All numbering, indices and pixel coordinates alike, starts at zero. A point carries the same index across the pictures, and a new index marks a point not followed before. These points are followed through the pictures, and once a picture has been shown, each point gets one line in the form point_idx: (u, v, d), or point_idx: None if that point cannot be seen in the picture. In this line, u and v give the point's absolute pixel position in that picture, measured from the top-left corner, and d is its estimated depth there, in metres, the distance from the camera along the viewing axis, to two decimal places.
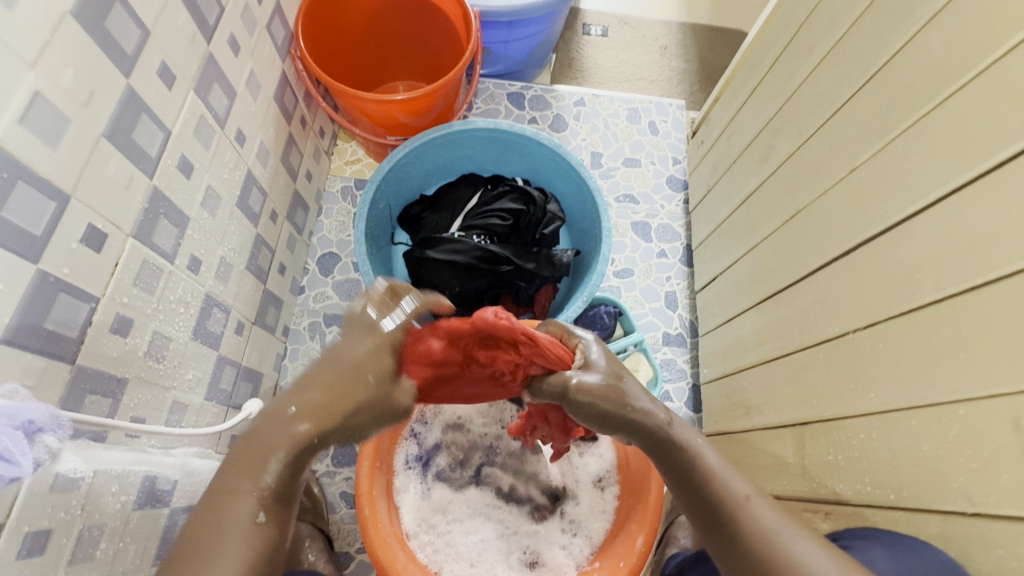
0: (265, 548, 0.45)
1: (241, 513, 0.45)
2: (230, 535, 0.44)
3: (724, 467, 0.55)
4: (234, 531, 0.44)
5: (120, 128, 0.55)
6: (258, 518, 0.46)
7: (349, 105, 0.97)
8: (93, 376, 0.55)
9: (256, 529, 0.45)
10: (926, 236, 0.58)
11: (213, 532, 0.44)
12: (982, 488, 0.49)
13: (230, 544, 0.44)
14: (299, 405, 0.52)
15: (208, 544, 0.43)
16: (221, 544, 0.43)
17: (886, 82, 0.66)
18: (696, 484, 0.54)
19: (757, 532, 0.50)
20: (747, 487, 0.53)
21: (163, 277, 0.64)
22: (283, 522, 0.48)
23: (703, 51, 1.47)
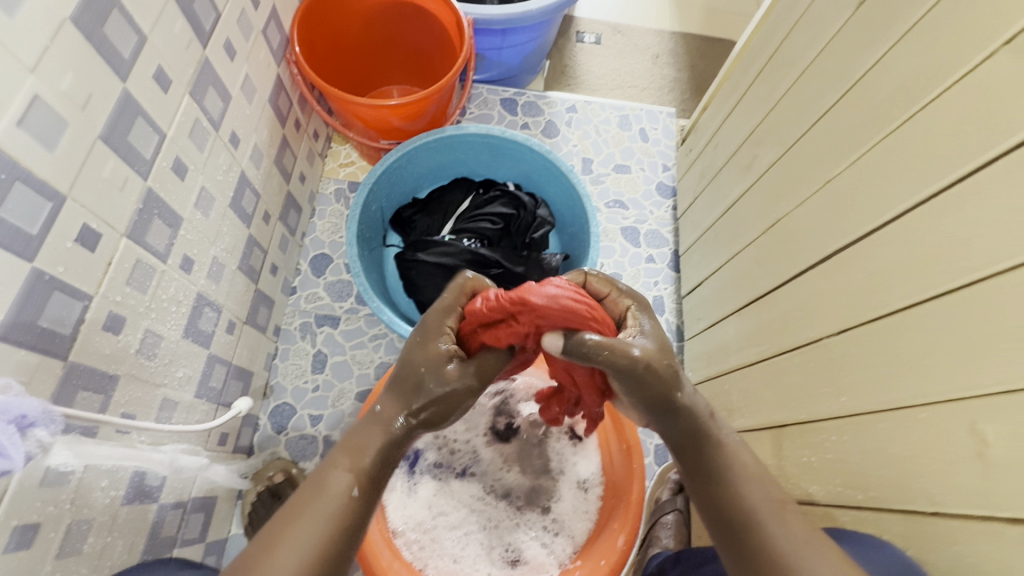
0: (351, 520, 0.51)
1: (339, 486, 0.52)
2: (328, 501, 0.51)
3: (759, 468, 0.56)
4: (330, 500, 0.51)
5: (116, 131, 0.56)
6: (352, 494, 0.52)
7: (343, 109, 0.99)
8: (86, 373, 0.56)
9: (349, 501, 0.51)
10: (897, 246, 0.60)
11: (313, 495, 0.51)
12: (942, 488, 0.52)
13: (325, 510, 0.50)
14: (385, 405, 0.59)
15: (308, 505, 0.51)
16: (317, 508, 0.50)
17: (861, 97, 0.69)
18: (725, 477, 0.55)
19: (776, 532, 0.50)
20: (781, 493, 0.54)
21: (156, 276, 0.65)
22: (373, 502, 0.54)
23: (694, 60, 1.50)
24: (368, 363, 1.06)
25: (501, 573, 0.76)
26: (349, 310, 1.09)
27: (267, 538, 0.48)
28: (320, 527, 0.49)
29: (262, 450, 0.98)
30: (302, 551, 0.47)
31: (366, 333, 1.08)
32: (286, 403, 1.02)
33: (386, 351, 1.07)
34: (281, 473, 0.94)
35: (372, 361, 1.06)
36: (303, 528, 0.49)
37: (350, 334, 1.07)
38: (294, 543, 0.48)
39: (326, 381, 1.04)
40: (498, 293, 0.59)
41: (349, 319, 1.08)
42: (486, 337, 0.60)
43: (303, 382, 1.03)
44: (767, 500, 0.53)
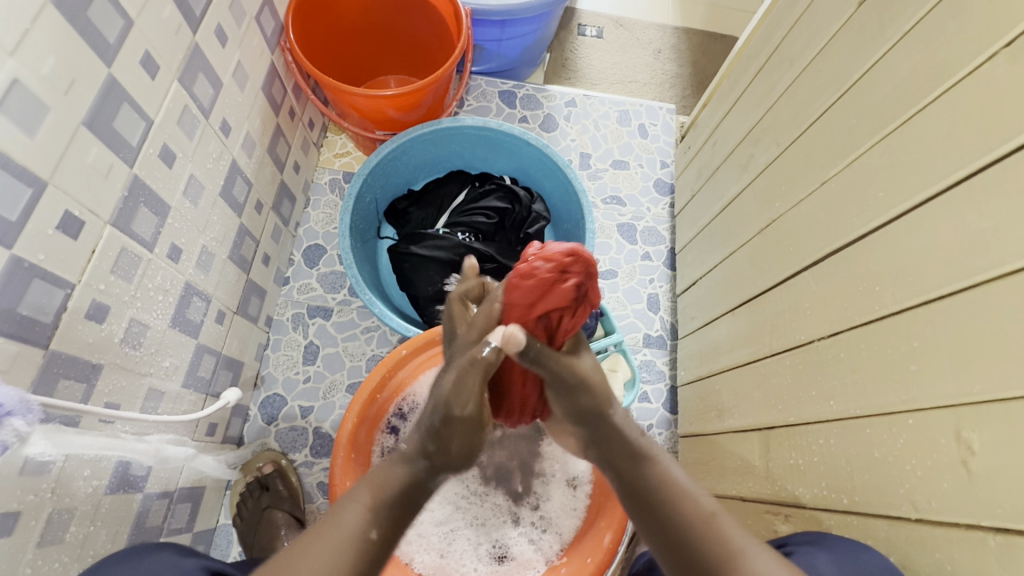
0: (361, 562, 0.50)
1: (357, 525, 0.52)
2: (345, 541, 0.50)
3: (690, 482, 0.58)
4: (348, 540, 0.51)
5: (100, 117, 0.55)
6: (369, 535, 0.52)
7: (339, 98, 0.98)
8: (68, 361, 0.56)
9: (364, 543, 0.51)
10: (891, 249, 0.59)
11: (334, 528, 0.52)
12: (925, 494, 0.51)
13: (340, 551, 0.50)
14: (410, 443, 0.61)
15: (328, 540, 0.50)
16: (332, 543, 0.50)
17: (859, 97, 0.68)
18: (660, 495, 0.56)
19: (722, 546, 0.52)
20: (713, 503, 0.56)
21: (142, 265, 0.64)
22: (387, 548, 0.53)
23: (696, 56, 1.48)
24: (360, 355, 1.05)
25: (488, 569, 0.77)
26: (342, 302, 1.08)
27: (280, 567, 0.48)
28: (338, 561, 0.49)
29: (252, 441, 0.98)
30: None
31: (358, 325, 1.07)
32: (277, 394, 1.01)
33: (378, 343, 1.06)
34: (270, 464, 0.95)
35: (364, 354, 1.05)
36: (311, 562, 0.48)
37: (342, 327, 1.07)
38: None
39: (317, 373, 1.03)
40: (541, 255, 0.52)
41: (342, 311, 1.08)
42: (536, 308, 0.54)
43: (294, 374, 1.03)
44: (703, 513, 0.54)
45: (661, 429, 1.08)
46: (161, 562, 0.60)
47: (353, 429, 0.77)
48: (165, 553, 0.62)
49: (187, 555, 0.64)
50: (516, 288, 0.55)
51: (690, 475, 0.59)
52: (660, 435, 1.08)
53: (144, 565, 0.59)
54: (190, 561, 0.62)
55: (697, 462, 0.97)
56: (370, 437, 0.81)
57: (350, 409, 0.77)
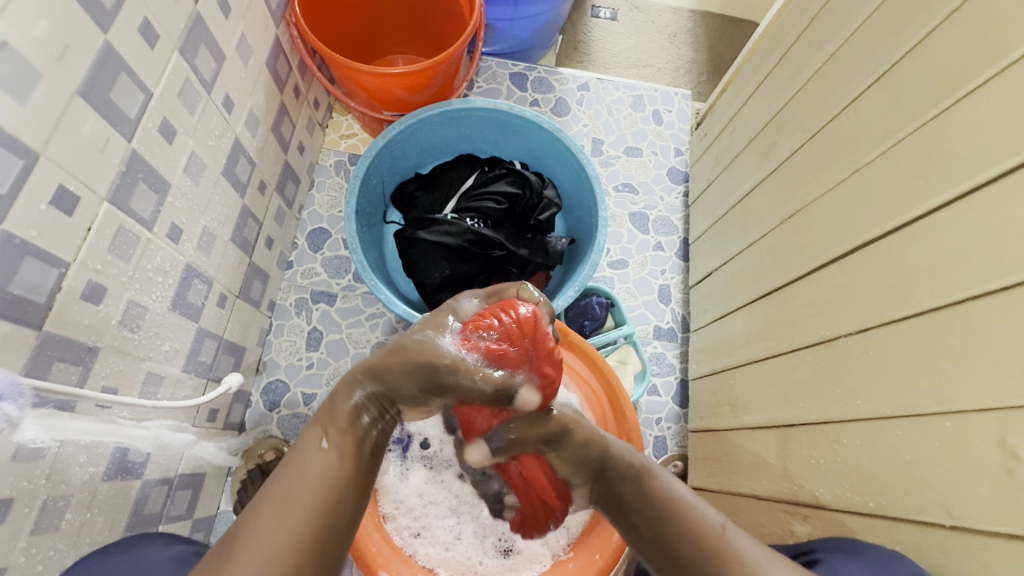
0: (326, 476, 0.48)
1: (310, 449, 0.50)
2: (301, 460, 0.49)
3: (691, 495, 0.56)
4: (305, 460, 0.49)
5: (96, 87, 0.52)
6: (322, 446, 0.50)
7: (346, 76, 0.94)
8: (63, 344, 0.53)
9: (320, 455, 0.49)
10: (928, 241, 0.56)
11: (290, 461, 0.50)
12: (961, 500, 0.49)
13: (300, 472, 0.48)
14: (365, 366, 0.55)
15: (286, 466, 0.49)
16: (292, 467, 0.49)
17: (896, 81, 0.64)
18: (664, 510, 0.54)
19: (733, 558, 0.49)
20: (720, 516, 0.53)
21: (141, 245, 0.62)
22: (347, 457, 0.50)
23: (712, 41, 1.43)
24: (364, 342, 1.03)
25: (494, 563, 0.75)
26: (346, 288, 1.06)
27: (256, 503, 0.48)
28: (299, 488, 0.47)
29: (253, 428, 0.96)
30: (287, 512, 0.46)
31: (362, 311, 1.05)
32: (279, 379, 0.99)
33: (383, 331, 1.04)
34: (272, 450, 0.93)
35: (368, 341, 1.03)
36: (280, 493, 0.47)
37: (347, 313, 1.04)
38: (273, 507, 0.46)
39: (320, 359, 1.01)
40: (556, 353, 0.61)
41: (346, 297, 1.05)
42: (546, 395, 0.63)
43: (297, 360, 1.00)
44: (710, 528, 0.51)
45: (670, 423, 1.06)
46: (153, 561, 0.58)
47: None
48: (151, 545, 0.61)
49: (174, 543, 0.62)
50: (552, 392, 0.60)
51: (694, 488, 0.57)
52: (669, 429, 1.06)
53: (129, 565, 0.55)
54: (177, 551, 0.61)
55: (708, 457, 0.95)
56: None
57: None
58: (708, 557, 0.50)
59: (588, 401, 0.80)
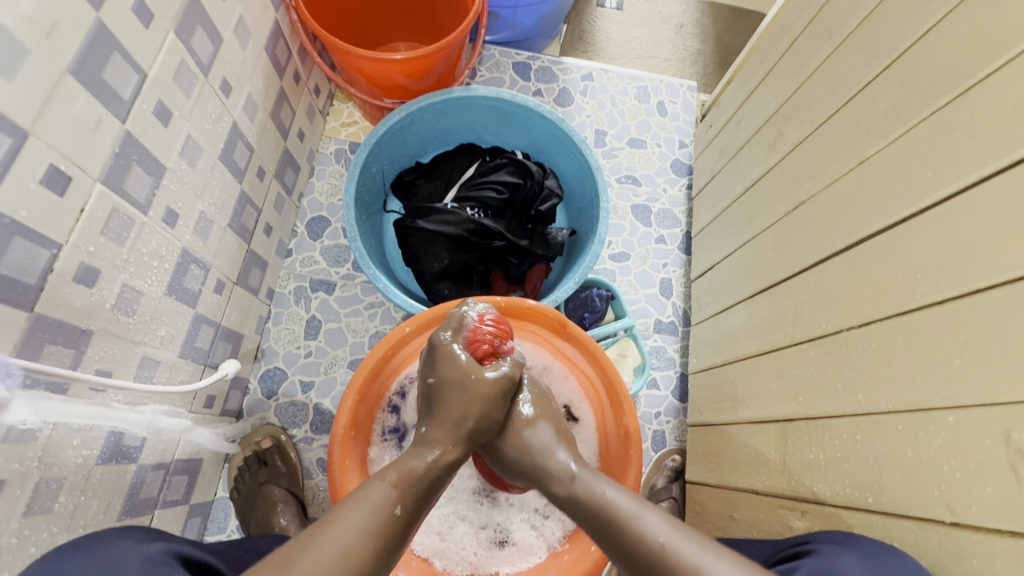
0: (382, 542, 0.49)
1: (379, 506, 0.51)
2: (368, 514, 0.50)
3: (635, 508, 0.54)
4: (372, 517, 0.50)
5: (87, 65, 0.51)
6: (394, 511, 0.51)
7: (346, 62, 0.93)
8: (54, 326, 0.53)
9: (388, 519, 0.51)
10: (935, 233, 0.55)
11: (353, 507, 0.51)
12: (964, 498, 0.48)
13: (364, 527, 0.49)
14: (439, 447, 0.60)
15: (350, 515, 0.50)
16: (357, 518, 0.50)
17: (906, 69, 0.63)
18: (615, 531, 0.53)
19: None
20: (664, 530, 0.51)
21: (136, 228, 0.61)
22: (405, 533, 0.52)
23: (720, 32, 1.41)
24: (363, 331, 1.03)
25: (487, 554, 0.74)
26: (345, 277, 1.05)
27: (305, 545, 0.47)
28: (358, 544, 0.48)
29: (251, 414, 0.96)
30: (339, 565, 0.46)
31: (361, 301, 1.04)
32: (277, 367, 0.99)
33: (382, 320, 1.04)
34: (269, 438, 0.94)
35: (367, 330, 1.03)
36: (339, 546, 0.47)
37: (346, 302, 1.04)
38: (327, 557, 0.46)
39: (318, 348, 1.01)
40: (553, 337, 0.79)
41: (345, 286, 1.05)
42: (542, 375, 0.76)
43: (295, 348, 1.00)
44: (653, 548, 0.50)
45: (669, 417, 1.06)
46: (122, 550, 0.51)
47: (352, 407, 0.74)
48: (125, 539, 0.53)
49: (151, 540, 0.54)
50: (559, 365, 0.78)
51: (639, 497, 0.55)
52: (668, 423, 1.06)
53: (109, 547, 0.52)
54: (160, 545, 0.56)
55: (706, 452, 0.94)
56: (372, 413, 0.78)
57: (349, 387, 0.73)
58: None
59: (588, 392, 0.81)
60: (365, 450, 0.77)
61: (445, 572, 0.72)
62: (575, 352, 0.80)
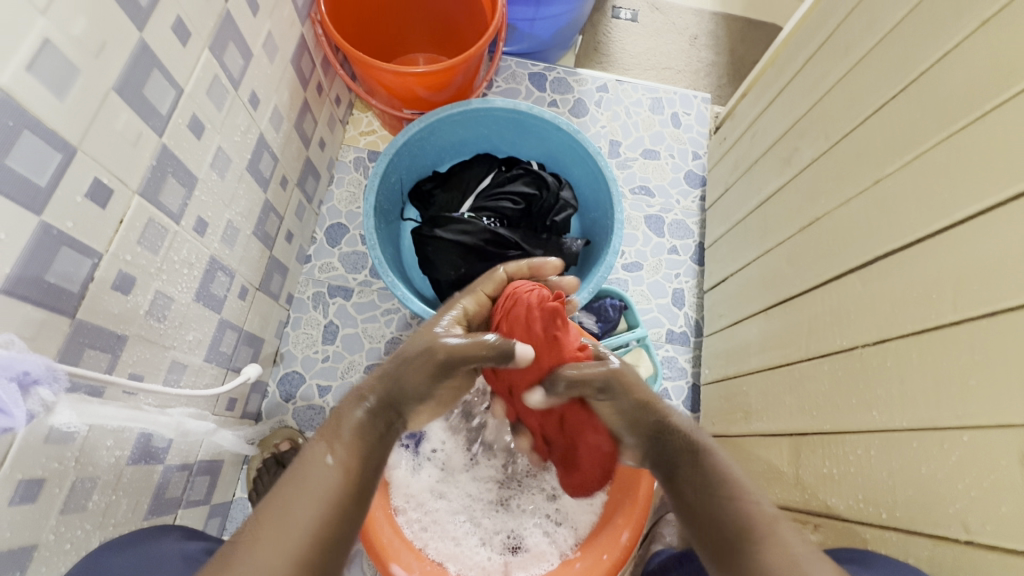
0: (325, 492, 0.49)
1: (314, 461, 0.51)
2: (305, 474, 0.50)
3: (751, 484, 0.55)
4: (311, 477, 0.50)
5: (130, 83, 0.54)
6: (326, 460, 0.51)
7: (368, 75, 0.95)
8: (93, 332, 0.55)
9: (323, 470, 0.50)
10: (949, 253, 0.56)
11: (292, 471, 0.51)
12: (980, 516, 0.49)
13: (305, 487, 0.49)
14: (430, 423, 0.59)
15: (285, 484, 0.50)
16: (293, 485, 0.49)
17: (923, 90, 0.64)
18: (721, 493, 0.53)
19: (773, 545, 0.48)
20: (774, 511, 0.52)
21: (169, 237, 0.63)
22: (349, 475, 0.51)
23: (734, 44, 1.42)
24: (379, 337, 1.04)
25: (501, 559, 0.75)
26: (363, 283, 1.07)
27: (254, 521, 0.47)
28: (299, 501, 0.48)
29: (270, 417, 0.98)
30: (287, 531, 0.46)
31: (378, 307, 1.06)
32: (295, 371, 1.01)
33: (398, 326, 1.05)
34: (287, 441, 0.95)
35: (383, 336, 1.05)
36: (280, 510, 0.47)
37: (363, 308, 1.06)
38: (271, 527, 0.46)
39: (335, 353, 1.03)
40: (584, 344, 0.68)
41: (362, 292, 1.07)
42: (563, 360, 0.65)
43: (313, 352, 1.02)
44: (760, 520, 0.51)
45: None
46: (164, 548, 0.60)
47: None
48: (170, 537, 0.63)
49: (190, 539, 0.64)
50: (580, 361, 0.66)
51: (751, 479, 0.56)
52: None
53: (150, 546, 0.60)
54: (193, 544, 0.63)
55: None
56: None
57: None
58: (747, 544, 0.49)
59: None
60: None
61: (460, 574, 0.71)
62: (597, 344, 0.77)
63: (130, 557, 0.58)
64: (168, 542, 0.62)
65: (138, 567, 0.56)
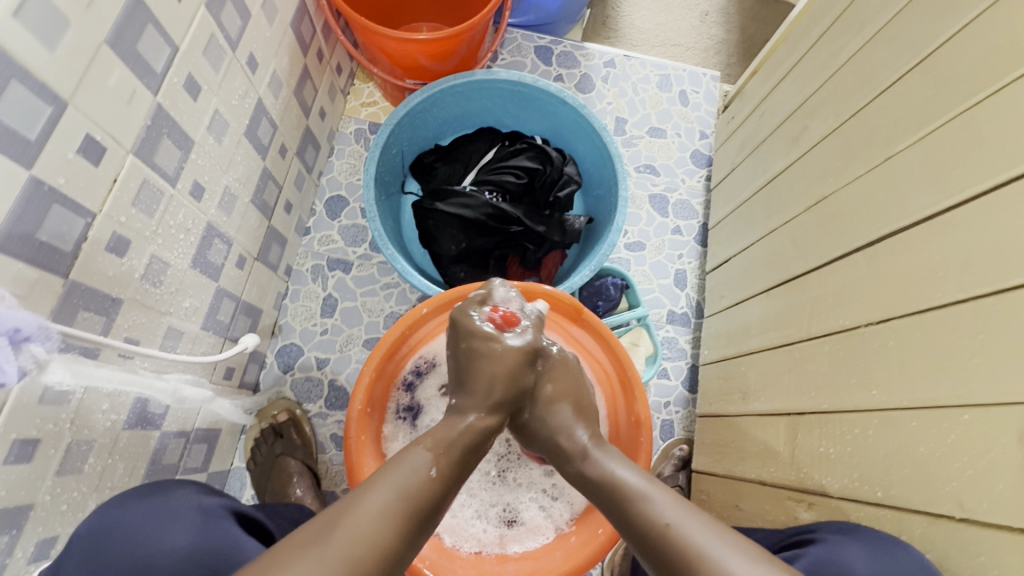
0: (424, 499, 0.49)
1: (418, 465, 0.51)
2: (408, 476, 0.50)
3: (645, 488, 0.54)
4: (410, 484, 0.50)
5: (123, 37, 0.52)
6: (430, 474, 0.51)
7: (369, 41, 0.93)
8: (87, 293, 0.54)
9: (428, 480, 0.51)
10: (957, 233, 0.55)
11: (392, 468, 0.51)
12: (975, 494, 0.49)
13: (404, 490, 0.49)
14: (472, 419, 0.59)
15: (382, 483, 0.50)
16: (394, 484, 0.50)
17: (942, 62, 0.61)
18: (626, 511, 0.53)
19: (686, 559, 0.47)
20: (669, 513, 0.50)
21: (164, 201, 0.62)
22: (444, 495, 0.52)
23: (745, 21, 1.38)
24: (378, 311, 1.04)
25: (496, 531, 0.76)
26: (362, 257, 1.06)
27: (345, 505, 0.47)
28: (398, 501, 0.48)
29: (268, 388, 0.98)
30: (379, 533, 0.46)
31: (377, 281, 1.05)
32: (294, 343, 1.00)
33: (398, 301, 1.05)
34: (285, 412, 0.96)
35: (382, 310, 1.04)
36: (380, 509, 0.47)
37: (362, 282, 1.05)
38: (367, 525, 0.46)
39: (334, 326, 1.02)
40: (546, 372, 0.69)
41: (361, 266, 1.06)
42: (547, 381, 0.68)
43: (311, 325, 1.02)
44: (656, 532, 0.50)
45: (678, 407, 1.07)
46: (180, 501, 0.59)
47: (370, 383, 0.75)
48: (186, 490, 0.61)
49: (209, 493, 0.62)
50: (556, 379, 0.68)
51: (647, 478, 0.55)
52: (676, 413, 1.06)
53: (165, 501, 0.58)
54: (212, 501, 0.61)
55: (714, 443, 0.95)
56: (387, 391, 0.79)
57: (369, 361, 0.74)
58: (672, 558, 0.48)
59: (599, 378, 0.81)
60: (380, 426, 0.78)
61: (454, 547, 0.74)
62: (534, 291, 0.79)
63: (147, 507, 0.57)
64: (186, 495, 0.60)
65: (152, 524, 0.55)
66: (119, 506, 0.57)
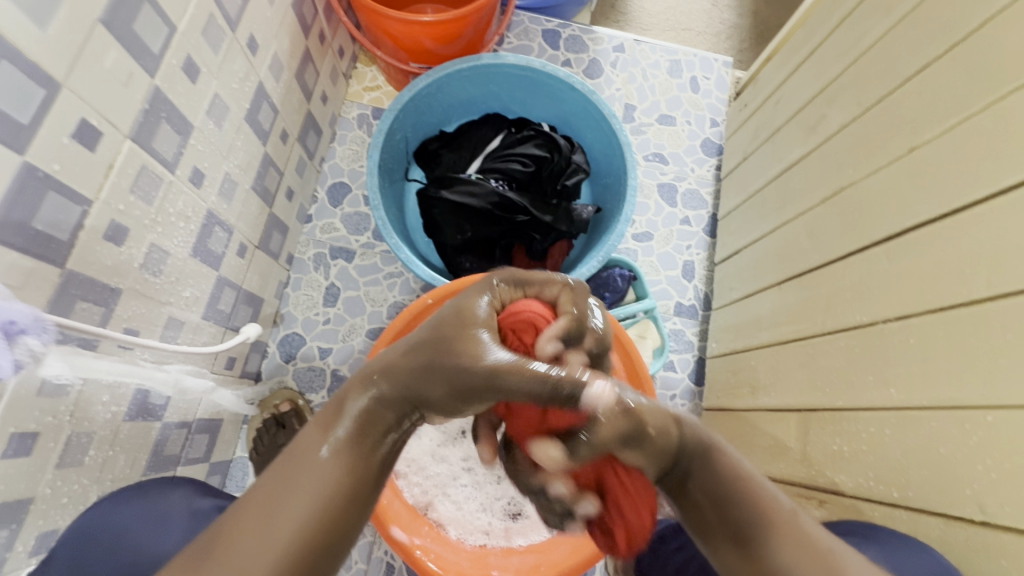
0: (324, 483, 0.41)
1: (311, 451, 0.42)
2: (298, 468, 0.42)
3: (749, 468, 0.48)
4: (303, 477, 0.41)
5: (119, 16, 0.50)
6: (323, 452, 0.42)
7: (373, 23, 0.90)
8: (86, 283, 0.53)
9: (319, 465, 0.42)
10: (983, 229, 0.54)
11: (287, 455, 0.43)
12: (999, 497, 0.48)
13: (295, 487, 0.41)
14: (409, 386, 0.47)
15: (275, 482, 0.42)
16: (285, 485, 0.41)
17: (972, 51, 0.59)
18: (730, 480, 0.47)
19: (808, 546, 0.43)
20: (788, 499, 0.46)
21: (163, 187, 0.60)
22: (350, 468, 0.42)
23: (758, 5, 1.34)
24: (382, 301, 1.02)
25: (501, 524, 0.76)
26: (365, 245, 1.04)
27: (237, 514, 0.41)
28: (289, 499, 0.41)
29: (269, 378, 0.97)
30: (268, 543, 0.39)
31: (380, 270, 1.04)
32: (296, 332, 0.99)
33: (402, 291, 1.03)
34: (287, 402, 0.94)
35: (385, 300, 1.02)
36: (268, 514, 0.40)
37: (365, 271, 1.03)
38: (256, 536, 0.39)
39: (336, 315, 1.01)
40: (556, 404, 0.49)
41: (364, 254, 1.04)
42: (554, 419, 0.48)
43: (314, 314, 1.00)
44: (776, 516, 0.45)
45: (684, 400, 1.05)
46: (172, 504, 0.60)
47: None
48: (183, 490, 0.62)
49: (206, 493, 0.63)
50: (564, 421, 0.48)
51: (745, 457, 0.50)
52: (683, 405, 1.05)
53: (159, 505, 0.59)
54: (206, 503, 0.61)
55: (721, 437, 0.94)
56: None
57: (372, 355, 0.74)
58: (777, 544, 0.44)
59: None
60: None
61: (460, 540, 0.73)
62: (537, 308, 0.54)
63: (142, 508, 0.58)
64: (178, 499, 0.60)
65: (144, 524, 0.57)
66: (116, 505, 0.58)
